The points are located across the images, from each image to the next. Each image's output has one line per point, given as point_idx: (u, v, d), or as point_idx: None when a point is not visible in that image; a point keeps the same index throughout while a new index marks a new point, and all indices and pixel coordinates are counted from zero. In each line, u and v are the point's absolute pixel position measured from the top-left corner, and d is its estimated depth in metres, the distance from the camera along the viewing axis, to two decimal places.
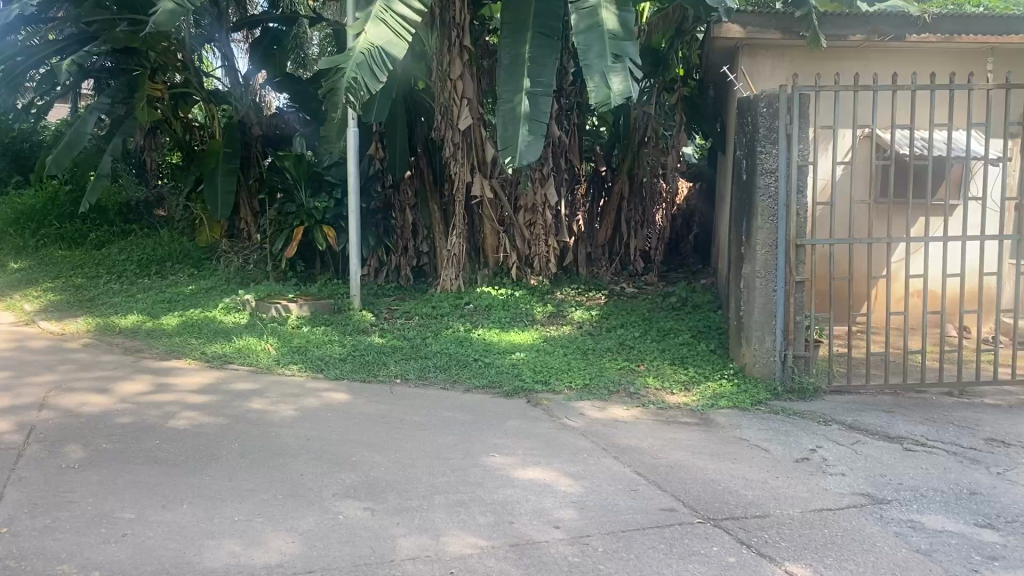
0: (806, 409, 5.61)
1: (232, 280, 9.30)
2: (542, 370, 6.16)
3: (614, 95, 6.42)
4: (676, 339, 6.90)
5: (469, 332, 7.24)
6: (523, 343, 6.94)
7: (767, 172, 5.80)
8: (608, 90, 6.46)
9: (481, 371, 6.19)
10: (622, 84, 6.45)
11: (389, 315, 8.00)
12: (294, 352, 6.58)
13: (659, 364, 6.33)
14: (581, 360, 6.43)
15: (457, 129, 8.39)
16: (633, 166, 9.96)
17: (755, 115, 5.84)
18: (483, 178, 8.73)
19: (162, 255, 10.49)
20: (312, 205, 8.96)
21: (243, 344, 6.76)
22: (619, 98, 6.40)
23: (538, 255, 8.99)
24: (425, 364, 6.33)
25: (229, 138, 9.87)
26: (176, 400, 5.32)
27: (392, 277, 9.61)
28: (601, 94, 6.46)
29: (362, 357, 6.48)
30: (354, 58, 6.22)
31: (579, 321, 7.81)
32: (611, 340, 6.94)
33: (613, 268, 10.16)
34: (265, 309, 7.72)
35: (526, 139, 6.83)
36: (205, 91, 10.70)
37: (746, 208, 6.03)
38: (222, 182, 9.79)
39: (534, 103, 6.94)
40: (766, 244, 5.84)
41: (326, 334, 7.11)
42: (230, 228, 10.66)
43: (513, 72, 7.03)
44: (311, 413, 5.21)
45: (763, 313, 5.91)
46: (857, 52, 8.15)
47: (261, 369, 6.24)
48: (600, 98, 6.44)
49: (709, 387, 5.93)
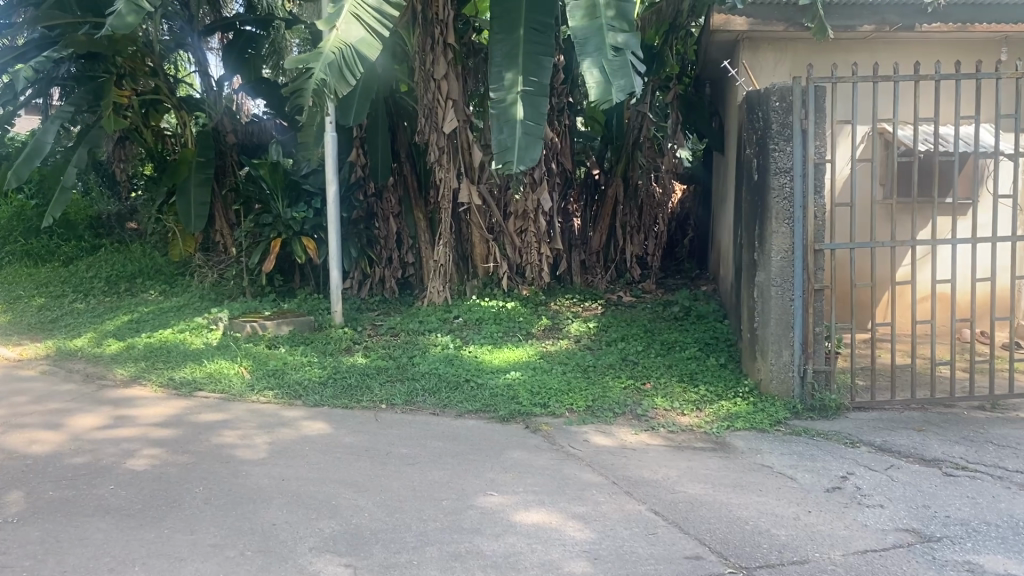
0: (829, 430, 5.14)
1: (206, 297, 8.77)
2: (539, 391, 5.66)
3: (615, 92, 6.01)
4: (682, 354, 6.41)
5: (459, 350, 6.71)
6: (518, 361, 6.42)
7: (781, 171, 5.33)
8: (608, 87, 6.03)
9: (474, 393, 5.68)
10: (624, 80, 6.05)
11: (373, 331, 7.47)
12: (270, 377, 6.06)
13: (666, 382, 5.85)
14: (581, 378, 5.93)
15: (442, 132, 7.88)
16: (628, 169, 9.51)
17: (766, 110, 5.40)
18: (470, 184, 8.23)
19: (132, 271, 9.92)
20: (290, 216, 8.42)
21: (214, 368, 6.24)
22: (621, 94, 5.99)
23: (530, 263, 8.48)
24: (412, 387, 5.81)
25: (203, 146, 9.37)
26: (136, 436, 4.80)
27: (376, 290, 9.08)
28: (602, 91, 6.03)
29: (344, 380, 5.96)
30: (324, 57, 5.70)
31: (576, 334, 7.31)
32: (613, 355, 6.43)
33: (608, 276, 9.65)
34: (239, 329, 7.19)
35: (523, 143, 6.41)
36: (176, 98, 10.26)
37: (759, 211, 5.55)
38: (194, 194, 9.26)
39: (531, 104, 6.51)
40: (781, 249, 5.38)
41: (304, 355, 6.59)
42: (205, 241, 10.11)
43: (505, 71, 6.60)
44: (287, 447, 4.70)
45: (780, 325, 5.45)
46: (863, 43, 7.72)
47: (233, 396, 5.72)
48: (601, 95, 6.00)
49: (722, 406, 5.46)
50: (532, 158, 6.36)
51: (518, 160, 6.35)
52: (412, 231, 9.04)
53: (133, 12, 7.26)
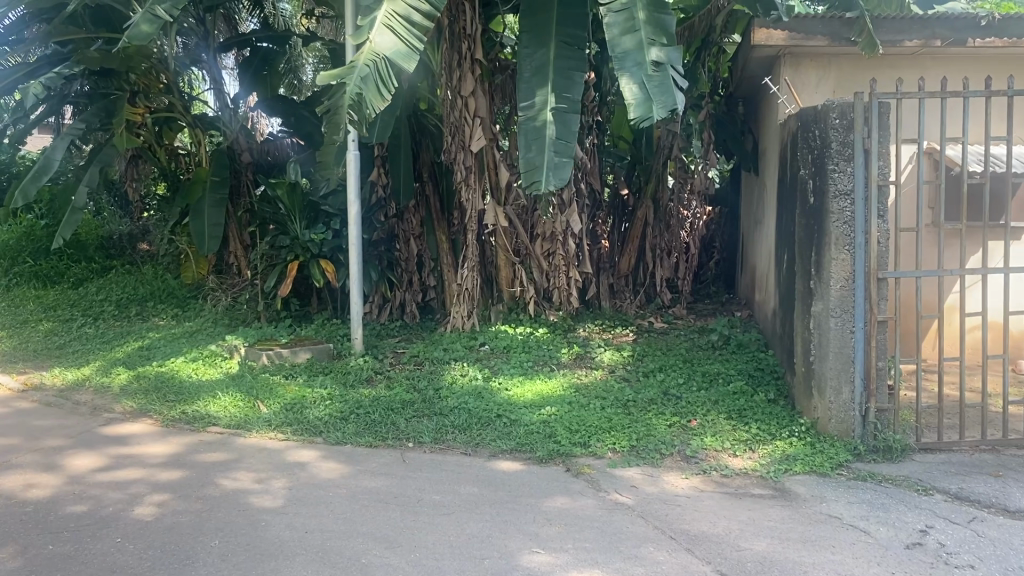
0: (896, 475, 4.72)
1: (219, 322, 8.42)
2: (577, 428, 5.25)
3: (657, 109, 5.64)
4: (728, 389, 6.00)
5: (487, 381, 6.30)
6: (551, 394, 5.98)
7: (841, 194, 4.95)
8: (649, 104, 5.67)
9: (507, 430, 5.27)
10: (666, 95, 5.68)
11: (395, 360, 7.08)
12: (287, 411, 5.68)
13: (713, 419, 5.45)
14: (621, 414, 5.52)
15: (469, 151, 7.52)
16: (658, 189, 9.11)
17: (825, 128, 5.03)
18: (497, 206, 7.86)
19: (143, 294, 9.58)
20: (308, 238, 8.05)
21: (228, 402, 5.87)
22: (663, 111, 5.63)
23: (558, 288, 8.09)
24: (439, 422, 5.41)
25: (218, 165, 9.06)
26: (144, 481, 4.43)
27: (396, 315, 8.71)
28: (642, 107, 5.68)
29: (367, 415, 5.56)
30: (357, 71, 5.36)
31: (609, 364, 6.90)
32: (653, 389, 6.02)
33: (637, 301, 9.23)
34: (255, 358, 6.82)
35: (551, 162, 6.06)
36: (190, 115, 9.98)
37: (816, 236, 5.16)
38: (209, 214, 8.94)
39: (560, 121, 6.16)
40: (840, 278, 4.98)
41: (323, 387, 6.21)
42: (219, 263, 9.77)
43: (536, 86, 6.24)
44: (308, 492, 4.32)
45: (840, 359, 5.05)
46: (911, 59, 7.31)
47: (248, 433, 5.35)
48: (641, 112, 5.65)
49: (776, 447, 5.05)
50: (562, 178, 6.04)
51: (546, 180, 6.03)
52: (434, 253, 8.67)
53: (147, 21, 6.92)
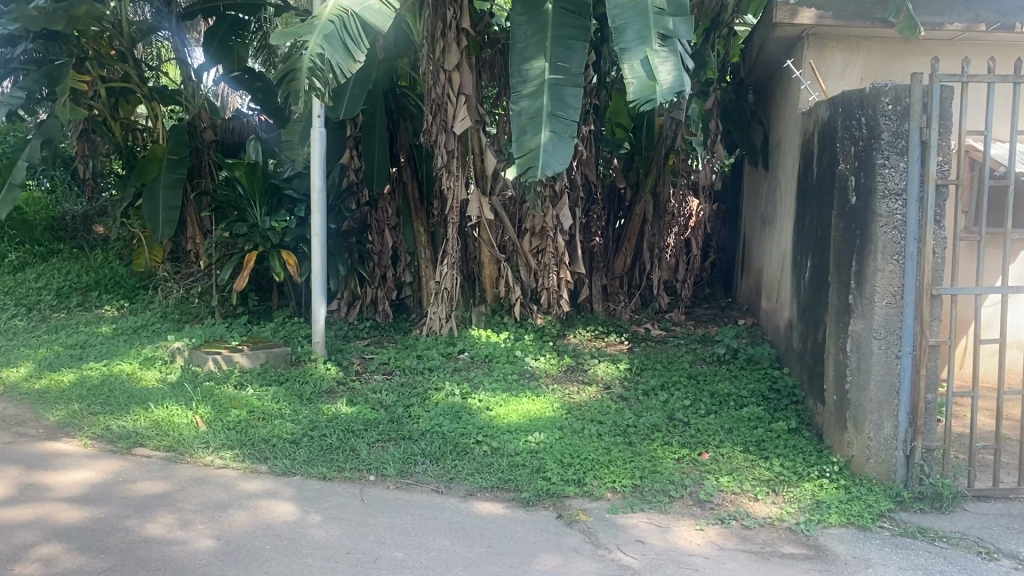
0: (951, 530, 3.95)
1: (167, 317, 7.56)
2: (572, 460, 4.45)
3: (662, 90, 4.92)
4: (743, 415, 5.21)
5: (466, 399, 5.45)
6: (540, 416, 5.16)
7: (890, 194, 4.17)
8: (653, 84, 4.94)
9: (486, 462, 4.45)
10: (673, 76, 4.95)
11: (362, 368, 6.25)
12: (230, 431, 4.83)
13: (728, 452, 4.67)
14: (621, 445, 4.69)
15: (451, 133, 6.70)
16: (658, 184, 8.28)
17: (872, 115, 4.26)
18: (481, 195, 7.02)
19: (88, 284, 8.68)
20: (268, 226, 7.18)
21: (163, 416, 5.00)
22: (668, 95, 4.93)
23: (546, 289, 7.26)
24: (407, 450, 4.59)
25: (176, 142, 8.18)
26: (37, 527, 3.64)
27: (367, 314, 7.87)
28: (643, 88, 4.95)
29: (323, 439, 4.72)
30: (320, 28, 4.72)
31: (604, 379, 6.10)
32: (655, 413, 5.23)
33: (633, 305, 8.42)
34: (200, 362, 5.96)
35: (549, 143, 5.34)
36: (147, 87, 9.11)
37: (855, 243, 4.38)
38: (163, 196, 8.09)
39: (557, 96, 5.44)
40: (887, 294, 4.21)
41: (275, 399, 5.36)
42: (174, 250, 8.87)
43: (529, 58, 5.52)
44: (239, 545, 3.53)
45: (883, 389, 4.27)
46: (950, 43, 6.53)
47: (181, 457, 4.54)
48: (643, 94, 4.93)
49: (803, 491, 4.27)
50: (560, 163, 5.31)
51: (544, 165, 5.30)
52: (411, 247, 7.83)
53: None
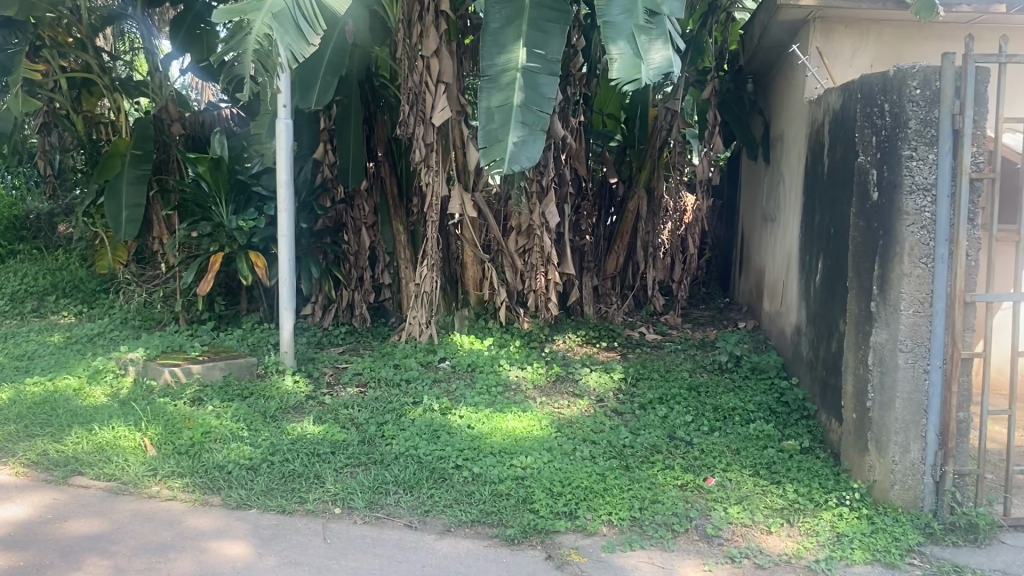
0: (990, 568, 3.50)
1: (127, 325, 7.04)
2: (562, 489, 3.97)
3: (648, 70, 4.44)
4: (750, 434, 4.75)
5: (446, 415, 4.97)
6: (526, 435, 4.68)
7: (916, 189, 3.71)
8: (639, 63, 4.47)
9: (467, 492, 3.97)
10: (662, 55, 4.47)
11: (333, 380, 5.77)
12: (182, 456, 4.32)
13: (735, 477, 4.20)
14: (617, 470, 4.20)
15: (430, 124, 6.21)
16: (652, 179, 7.77)
17: (894, 101, 3.80)
18: (463, 191, 6.54)
19: (45, 288, 8.15)
20: (235, 225, 6.66)
21: (108, 438, 4.49)
22: (654, 75, 4.44)
23: (534, 291, 6.78)
24: (378, 477, 4.10)
25: (140, 136, 7.65)
26: None
27: (342, 318, 7.37)
28: (628, 67, 4.47)
29: (285, 464, 4.23)
30: (271, 6, 4.62)
31: (596, 391, 5.62)
32: (653, 431, 4.76)
33: (625, 307, 7.95)
34: (155, 375, 5.45)
35: (518, 136, 4.92)
36: (109, 77, 8.58)
37: (877, 244, 3.92)
38: (124, 194, 7.57)
39: (531, 84, 4.98)
40: (915, 301, 3.76)
41: (235, 418, 4.86)
42: (139, 251, 8.34)
43: (505, 43, 5.04)
44: None
45: (909, 408, 3.81)
46: (965, 28, 6.08)
47: (124, 487, 4.03)
48: (626, 74, 4.45)
49: (821, 523, 3.81)
50: (529, 159, 4.94)
51: (511, 158, 4.90)
52: (389, 247, 7.34)
53: None
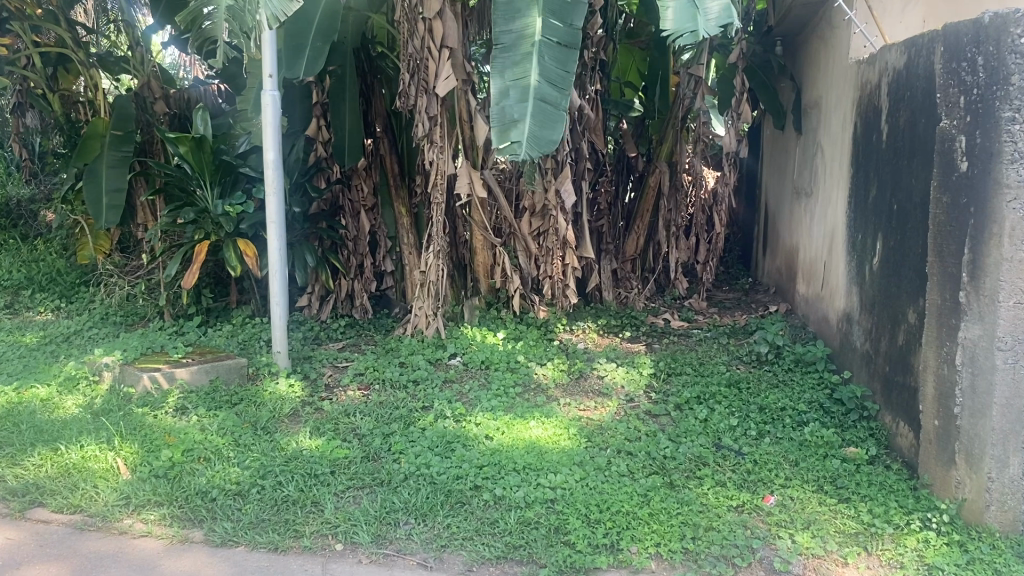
0: None
1: (108, 321, 6.48)
2: (600, 515, 3.40)
3: (706, 22, 4.16)
4: (808, 440, 4.18)
5: (461, 423, 4.40)
6: (553, 445, 4.12)
7: (1020, 157, 3.12)
8: (697, 13, 4.18)
9: (488, 520, 3.40)
10: (720, 6, 4.21)
11: (333, 382, 5.20)
12: (159, 480, 3.76)
13: (797, 495, 3.64)
14: (662, 490, 3.63)
15: (433, 94, 5.60)
16: (674, 153, 7.16)
17: (989, 54, 3.19)
18: (471, 168, 5.93)
19: (20, 280, 7.55)
20: (221, 210, 6.08)
21: (75, 459, 3.93)
22: (713, 28, 4.16)
23: (550, 278, 6.19)
24: (385, 504, 3.53)
25: (121, 115, 7.03)
26: None
27: (342, 310, 6.80)
28: (685, 17, 4.16)
29: (278, 489, 3.65)
30: None
31: (625, 389, 5.06)
32: (696, 439, 4.18)
33: (646, 291, 7.37)
34: (133, 382, 4.88)
35: (537, 116, 4.38)
36: (84, 52, 7.92)
37: (969, 223, 3.32)
38: (105, 179, 6.97)
39: (554, 56, 4.47)
40: (1018, 290, 3.17)
41: (221, 430, 4.29)
42: (122, 239, 7.75)
43: (522, 8, 4.52)
44: None
45: (1009, 416, 3.25)
46: None
47: (90, 522, 3.47)
48: (683, 24, 4.15)
49: (906, 551, 3.24)
50: (548, 142, 4.35)
51: (528, 142, 4.34)
52: (391, 231, 6.77)
53: None
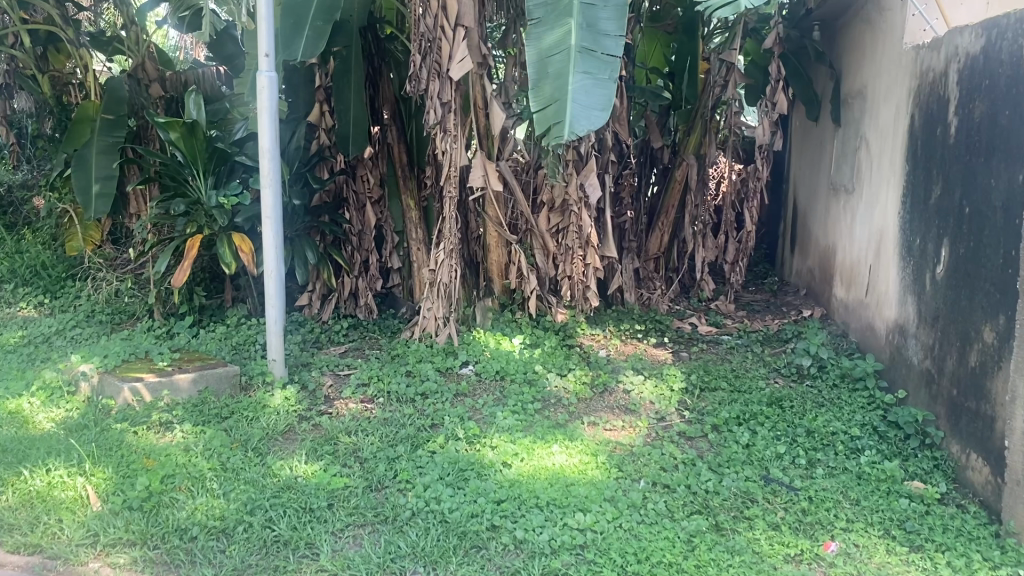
0: None
1: (93, 321, 6.02)
2: (639, 568, 2.92)
3: None
4: (866, 473, 3.71)
5: (475, 446, 3.94)
6: (579, 475, 3.65)
7: None
8: None
9: (509, 571, 2.94)
10: None
11: (334, 393, 4.74)
12: (133, 513, 3.30)
13: (863, 543, 3.16)
14: (708, 536, 3.17)
15: (446, 77, 5.11)
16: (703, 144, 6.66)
17: None
18: (486, 160, 5.44)
19: (3, 273, 7.09)
20: (214, 202, 5.59)
21: (39, 487, 3.47)
22: None
23: (569, 279, 5.71)
24: (389, 548, 3.07)
25: (111, 97, 6.55)
26: None
27: (344, 310, 6.33)
28: None
29: (268, 528, 3.19)
30: None
31: (655, 406, 4.58)
32: (741, 470, 3.71)
33: (670, 292, 6.89)
34: (114, 393, 4.42)
35: (580, 88, 4.11)
36: (74, 29, 7.41)
37: None
38: (93, 166, 6.50)
39: (592, 22, 4.19)
40: None
41: (208, 452, 3.82)
42: (113, 230, 7.28)
43: None
44: None
45: None
46: None
47: (51, 566, 3.01)
48: None
49: None
50: (595, 116, 4.08)
51: (572, 118, 4.09)
52: (397, 225, 6.29)
53: None
